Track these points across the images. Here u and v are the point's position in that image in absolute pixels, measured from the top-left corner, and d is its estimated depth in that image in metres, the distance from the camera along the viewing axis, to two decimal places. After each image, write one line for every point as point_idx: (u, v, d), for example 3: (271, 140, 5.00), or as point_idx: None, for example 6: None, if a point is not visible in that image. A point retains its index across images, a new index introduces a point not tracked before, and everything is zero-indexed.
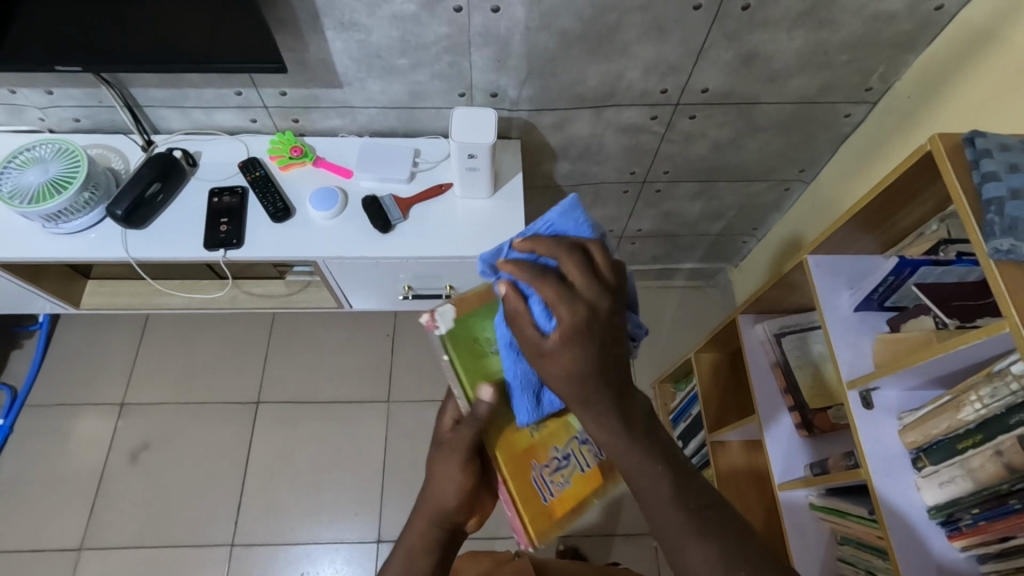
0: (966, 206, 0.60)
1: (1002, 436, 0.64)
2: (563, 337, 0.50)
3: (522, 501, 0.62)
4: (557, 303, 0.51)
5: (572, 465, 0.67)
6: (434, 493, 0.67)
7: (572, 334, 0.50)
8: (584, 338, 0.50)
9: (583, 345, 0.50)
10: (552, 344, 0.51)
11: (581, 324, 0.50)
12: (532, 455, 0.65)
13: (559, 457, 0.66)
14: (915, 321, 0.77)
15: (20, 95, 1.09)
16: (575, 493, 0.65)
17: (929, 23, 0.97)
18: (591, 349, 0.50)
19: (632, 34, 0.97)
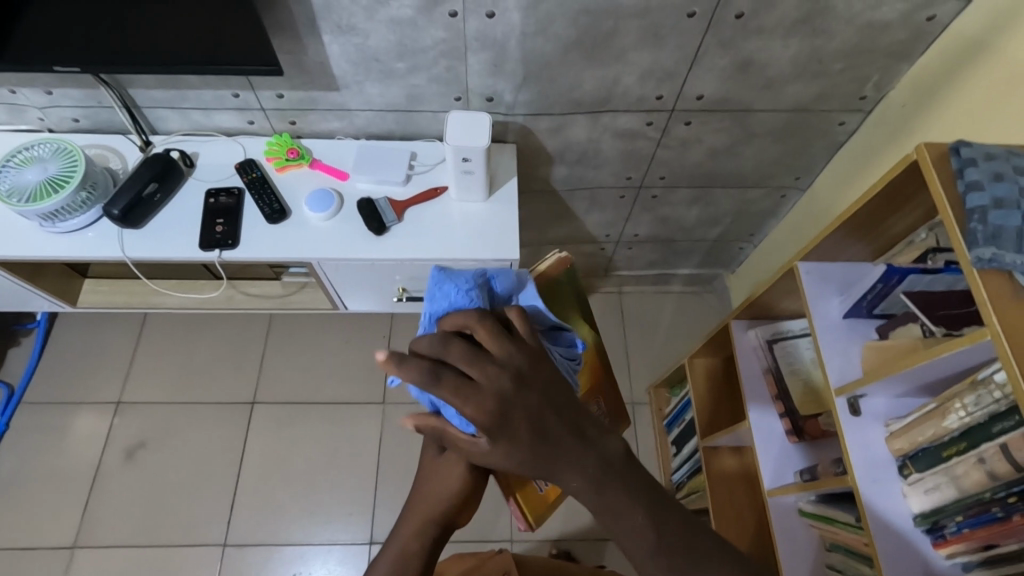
0: (950, 214, 0.61)
1: (985, 444, 0.64)
2: (485, 425, 0.53)
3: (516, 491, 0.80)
4: (466, 374, 0.54)
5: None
6: (440, 491, 0.65)
7: (491, 423, 0.53)
8: (501, 408, 0.54)
9: (510, 418, 0.54)
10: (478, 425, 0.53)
11: (495, 397, 0.54)
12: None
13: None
14: (904, 329, 0.78)
15: (20, 94, 1.10)
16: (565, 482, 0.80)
17: (922, 33, 0.98)
18: (515, 436, 0.54)
19: (627, 41, 0.98)
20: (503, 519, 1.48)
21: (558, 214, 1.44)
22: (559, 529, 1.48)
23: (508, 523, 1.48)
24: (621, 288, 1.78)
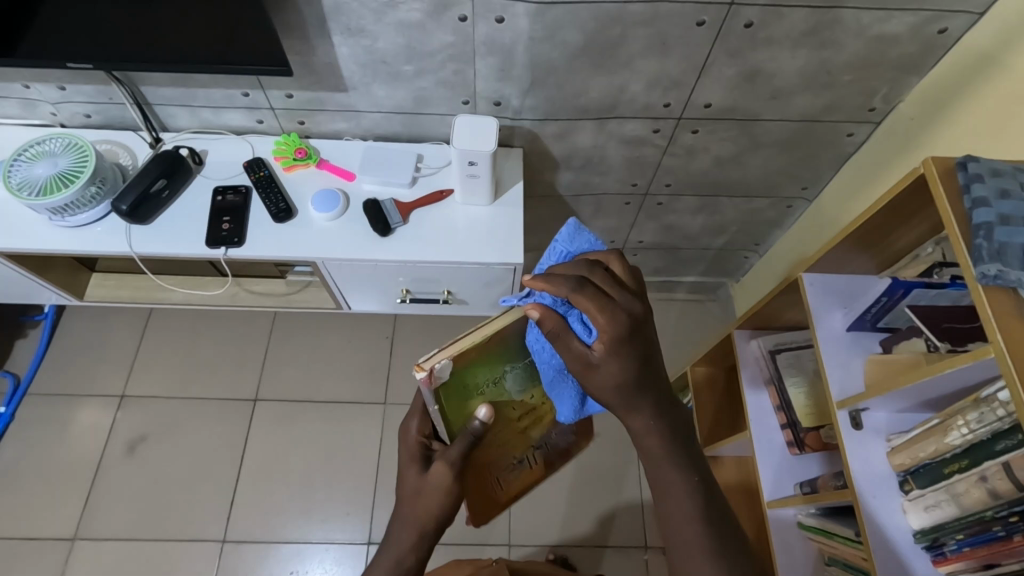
0: (955, 229, 0.60)
1: (987, 462, 0.64)
2: (607, 346, 0.61)
3: (477, 500, 0.77)
4: (599, 319, 0.61)
5: (523, 465, 0.81)
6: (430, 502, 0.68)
7: (613, 348, 0.61)
8: (629, 342, 0.61)
9: (630, 352, 0.61)
10: (599, 353, 0.61)
11: (623, 331, 0.61)
12: (492, 467, 0.77)
13: (513, 462, 0.80)
14: (907, 343, 0.78)
15: (33, 89, 1.11)
16: (518, 485, 0.82)
17: (932, 46, 0.97)
18: (631, 363, 0.61)
19: (635, 48, 0.98)
20: (501, 523, 1.48)
21: (563, 219, 1.44)
22: (557, 535, 1.47)
23: (507, 528, 1.48)
24: None
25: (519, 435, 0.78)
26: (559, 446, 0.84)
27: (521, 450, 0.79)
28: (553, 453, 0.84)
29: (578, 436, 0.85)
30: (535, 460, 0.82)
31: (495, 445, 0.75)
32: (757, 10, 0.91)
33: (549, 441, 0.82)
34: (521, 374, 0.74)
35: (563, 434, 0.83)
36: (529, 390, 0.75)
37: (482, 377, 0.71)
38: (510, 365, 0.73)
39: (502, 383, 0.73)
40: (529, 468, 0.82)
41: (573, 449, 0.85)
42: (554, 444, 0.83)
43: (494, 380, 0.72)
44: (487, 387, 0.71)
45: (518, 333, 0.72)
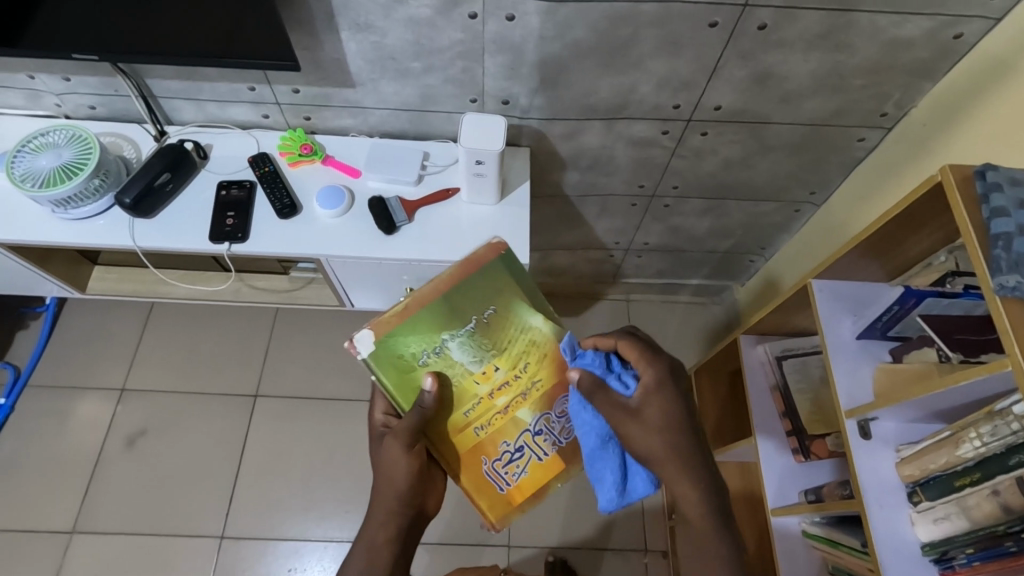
0: (973, 238, 0.60)
1: (1000, 476, 0.63)
2: (649, 390, 0.71)
3: (477, 492, 0.77)
4: (642, 365, 0.72)
5: (526, 455, 0.77)
6: (395, 487, 0.74)
7: (655, 394, 0.71)
8: (669, 389, 0.72)
9: (671, 399, 0.71)
10: (644, 397, 0.71)
11: (666, 379, 0.72)
12: (481, 453, 0.76)
13: (510, 450, 0.77)
14: (918, 352, 0.76)
15: (38, 80, 1.10)
16: (532, 479, 0.78)
17: (947, 51, 0.96)
18: (671, 410, 0.70)
19: (645, 49, 0.97)
20: None
21: (568, 219, 1.43)
22: (556, 537, 1.47)
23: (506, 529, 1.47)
24: (629, 296, 1.76)
25: (501, 418, 0.76)
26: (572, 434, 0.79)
27: (512, 435, 0.77)
28: (568, 441, 0.79)
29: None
30: (543, 450, 0.78)
31: (467, 425, 0.75)
32: (770, 11, 0.90)
33: (554, 428, 0.78)
34: (468, 345, 0.74)
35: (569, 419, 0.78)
36: (484, 358, 0.75)
37: (420, 350, 0.73)
38: (451, 334, 0.74)
39: (447, 352, 0.74)
40: (538, 459, 0.78)
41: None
42: (563, 429, 0.78)
43: (435, 350, 0.73)
44: (429, 359, 0.73)
45: (447, 296, 0.73)
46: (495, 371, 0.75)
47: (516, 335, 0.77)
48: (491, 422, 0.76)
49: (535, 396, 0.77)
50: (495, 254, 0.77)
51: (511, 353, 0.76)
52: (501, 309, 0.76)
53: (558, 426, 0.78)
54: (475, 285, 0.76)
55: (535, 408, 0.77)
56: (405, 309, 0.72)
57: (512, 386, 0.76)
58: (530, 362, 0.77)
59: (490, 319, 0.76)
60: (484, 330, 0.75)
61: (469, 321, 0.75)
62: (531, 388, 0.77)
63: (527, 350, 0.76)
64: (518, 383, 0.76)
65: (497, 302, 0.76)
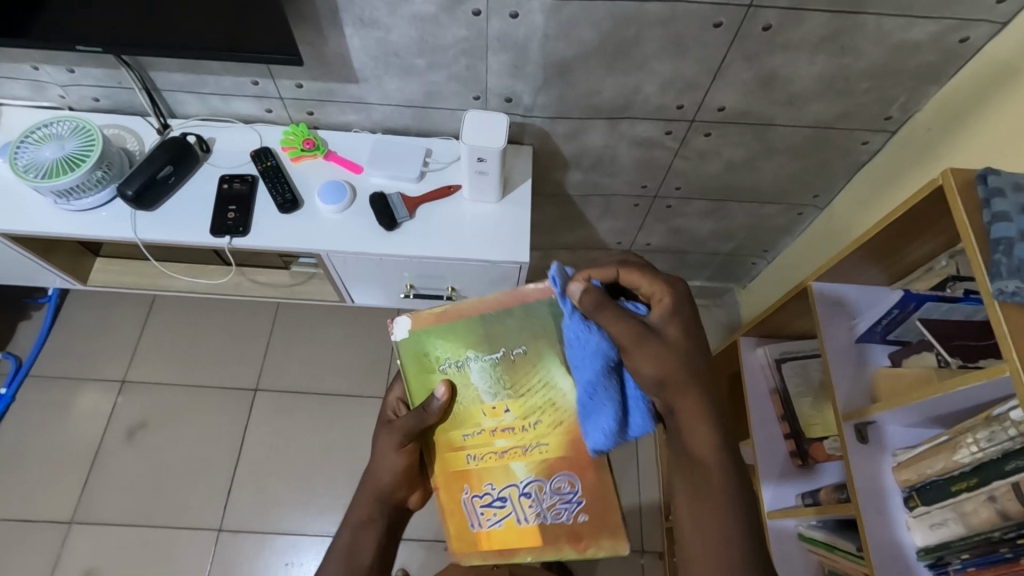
0: (973, 242, 0.59)
1: (996, 481, 0.63)
2: (662, 312, 0.65)
3: (449, 515, 0.73)
4: (651, 286, 0.66)
5: (507, 510, 0.71)
6: (381, 474, 0.76)
7: (670, 317, 0.65)
8: (687, 313, 0.66)
9: (689, 323, 0.65)
10: (659, 317, 0.65)
11: (683, 302, 0.66)
12: (465, 480, 0.72)
13: (493, 495, 0.71)
14: (917, 357, 0.76)
15: (43, 71, 1.10)
16: (504, 535, 0.71)
17: (953, 55, 0.96)
18: (686, 336, 0.65)
19: (650, 49, 0.97)
20: None
21: (570, 219, 1.43)
22: None
23: None
24: None
25: (496, 459, 0.72)
26: (562, 519, 0.70)
27: (500, 481, 0.71)
28: (556, 525, 0.70)
29: (592, 519, 0.70)
30: (525, 515, 0.70)
31: (460, 449, 0.73)
32: (776, 13, 0.90)
33: (546, 502, 0.70)
34: (490, 372, 0.72)
35: (567, 501, 0.70)
36: (499, 393, 0.72)
37: (443, 355, 0.73)
38: (478, 354, 0.72)
39: (467, 369, 0.72)
40: (517, 520, 0.71)
41: (585, 530, 0.70)
42: (553, 511, 0.70)
43: (458, 362, 0.73)
44: (448, 367, 0.73)
45: (489, 323, 0.72)
46: (504, 412, 0.71)
47: (538, 385, 0.71)
48: (485, 456, 0.72)
49: (534, 457, 0.70)
50: (542, 299, 0.72)
51: (527, 403, 0.71)
52: (536, 353, 0.71)
53: (549, 502, 0.70)
54: (519, 320, 0.72)
55: (532, 468, 0.70)
56: (445, 313, 0.73)
57: (516, 435, 0.71)
58: (543, 420, 0.71)
59: (518, 357, 0.72)
60: (509, 366, 0.72)
61: (499, 350, 0.72)
62: (535, 447, 0.71)
63: (542, 406, 0.70)
64: (521, 436, 0.71)
65: (534, 345, 0.71)
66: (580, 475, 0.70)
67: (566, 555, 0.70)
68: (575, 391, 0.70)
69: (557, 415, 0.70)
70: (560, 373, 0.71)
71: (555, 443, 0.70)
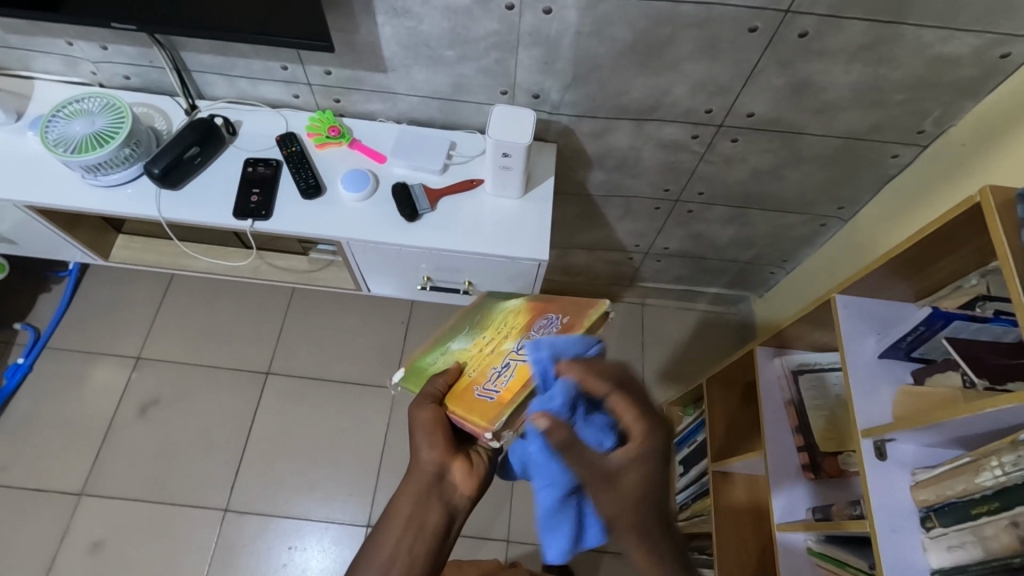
0: (1011, 262, 0.58)
1: (1020, 507, 0.62)
2: (628, 454, 0.62)
3: (470, 412, 0.75)
4: (628, 423, 0.64)
5: (513, 366, 0.77)
6: (419, 442, 0.76)
7: (635, 457, 0.62)
8: (658, 464, 0.62)
9: (651, 473, 0.62)
10: (618, 460, 0.62)
11: (656, 448, 0.63)
12: (472, 386, 0.79)
13: (498, 371, 0.78)
14: (942, 375, 0.74)
15: (77, 47, 1.11)
16: (518, 380, 0.74)
17: (993, 70, 0.94)
18: (644, 480, 0.61)
19: (683, 51, 0.96)
20: (502, 518, 1.47)
21: (590, 218, 1.42)
22: None
23: (506, 523, 1.47)
24: (645, 300, 1.75)
25: (488, 357, 0.83)
26: (550, 331, 0.79)
27: (496, 359, 0.81)
28: (549, 339, 0.77)
29: (572, 315, 0.80)
30: (525, 355, 0.77)
31: (462, 373, 0.83)
32: (814, 19, 0.88)
33: (534, 337, 0.79)
34: (465, 337, 0.91)
35: (547, 326, 0.80)
36: (475, 336, 0.90)
37: (432, 357, 0.90)
38: (454, 339, 0.92)
39: (451, 348, 0.90)
40: (522, 362, 0.76)
41: (570, 323, 0.78)
42: (542, 335, 0.78)
43: (442, 351, 0.90)
44: (438, 360, 0.89)
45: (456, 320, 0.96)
46: (484, 338, 0.88)
47: (498, 313, 0.92)
48: (480, 366, 0.82)
49: (516, 330, 0.83)
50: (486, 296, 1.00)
51: (495, 323, 0.89)
52: (489, 309, 0.95)
53: (536, 334, 0.79)
54: (473, 309, 0.96)
55: (514, 334, 0.83)
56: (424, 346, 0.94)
57: (497, 334, 0.86)
58: (507, 319, 0.88)
59: (480, 318, 0.94)
60: (476, 325, 0.93)
61: (466, 327, 0.93)
62: (511, 324, 0.85)
63: (504, 314, 0.90)
64: (502, 331, 0.86)
65: (485, 307, 0.95)
66: (553, 310, 0.83)
67: (573, 338, 0.75)
68: (519, 296, 0.92)
69: (519, 308, 0.89)
70: (507, 300, 0.94)
71: (525, 314, 0.86)
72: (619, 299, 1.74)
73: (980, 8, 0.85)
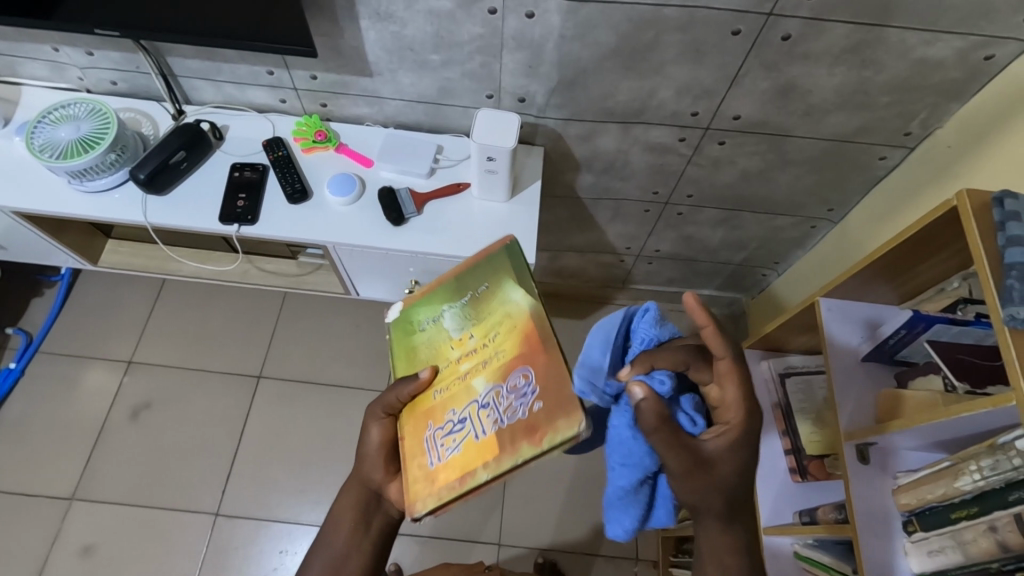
0: (987, 267, 0.58)
1: (997, 512, 0.61)
2: (728, 440, 0.62)
3: (412, 457, 0.69)
4: (728, 408, 0.63)
5: (465, 430, 0.67)
6: (364, 454, 0.76)
7: (732, 440, 0.62)
8: (747, 449, 0.63)
9: (746, 456, 0.63)
10: (715, 446, 0.62)
11: (752, 434, 0.63)
12: (430, 417, 0.70)
13: (454, 421, 0.68)
14: (923, 379, 0.74)
15: (63, 52, 1.11)
16: (462, 459, 0.65)
17: (977, 72, 0.94)
18: (743, 463, 0.62)
19: (667, 55, 0.96)
20: (494, 521, 1.47)
21: (580, 221, 1.42)
22: (548, 539, 1.46)
23: (498, 527, 1.47)
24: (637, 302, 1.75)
25: (460, 383, 0.70)
26: (519, 415, 0.64)
27: (461, 405, 0.69)
28: (512, 426, 0.64)
29: (548, 405, 0.63)
30: (481, 428, 0.65)
31: (429, 387, 0.72)
32: (797, 23, 0.88)
33: (502, 405, 0.65)
34: (459, 314, 0.75)
35: (522, 397, 0.65)
36: (466, 327, 0.74)
37: (422, 317, 0.77)
38: (451, 305, 0.76)
39: (442, 321, 0.76)
40: (474, 437, 0.66)
41: (541, 419, 0.63)
42: (510, 413, 0.64)
43: (434, 318, 0.76)
44: (427, 325, 0.76)
45: (460, 274, 0.78)
46: (469, 340, 0.73)
47: (497, 307, 0.73)
48: (449, 388, 0.71)
49: (495, 367, 0.68)
50: (504, 243, 0.77)
51: (488, 324, 0.72)
52: (495, 285, 0.74)
53: (507, 401, 0.65)
54: (481, 266, 0.77)
55: (490, 377, 0.68)
56: (426, 287, 0.79)
57: (482, 354, 0.70)
58: (501, 332, 0.70)
59: (483, 293, 0.75)
60: (474, 301, 0.75)
61: (467, 295, 0.76)
62: (493, 357, 0.69)
63: (501, 321, 0.71)
64: (487, 349, 0.70)
65: (494, 278, 0.75)
66: (539, 368, 0.66)
67: (527, 453, 0.62)
68: (528, 302, 0.71)
69: (515, 331, 0.69)
70: (513, 290, 0.72)
71: (517, 343, 0.68)
72: (612, 301, 1.74)
73: (962, 11, 0.85)
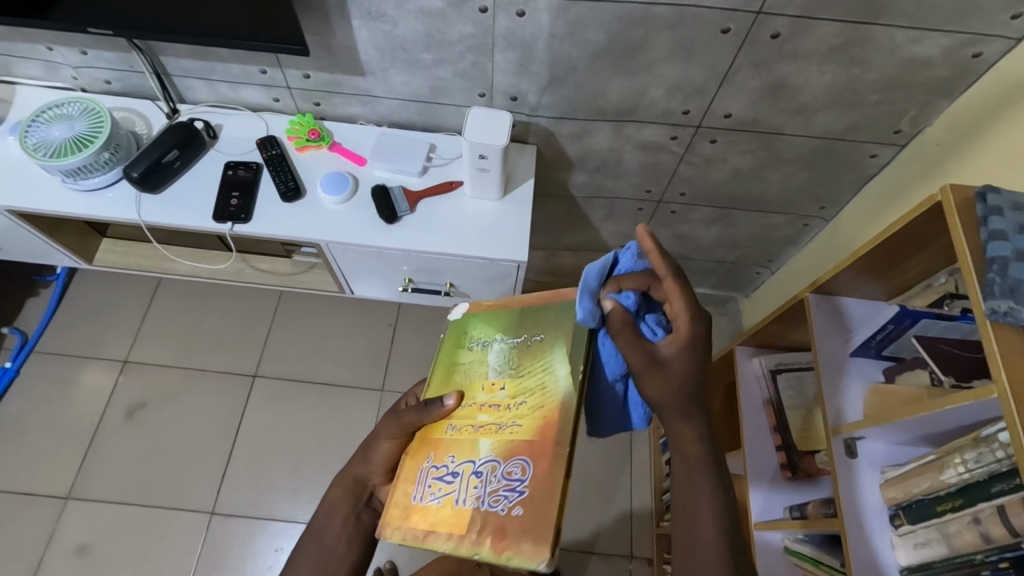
0: (969, 261, 0.59)
1: (982, 504, 0.61)
2: (680, 344, 0.67)
3: (407, 480, 0.69)
4: (678, 316, 0.67)
5: (454, 485, 0.65)
6: (367, 456, 0.77)
7: (682, 345, 0.67)
8: (699, 352, 0.67)
9: (696, 360, 0.67)
10: (668, 351, 0.67)
11: (702, 337, 0.67)
12: (433, 450, 0.70)
13: (449, 468, 0.67)
14: (910, 374, 0.75)
15: (56, 52, 1.12)
16: (437, 513, 0.64)
17: (965, 70, 0.94)
18: (693, 366, 0.66)
19: (657, 53, 0.96)
20: None
21: (574, 220, 1.43)
22: None
23: None
24: None
25: (470, 432, 0.68)
26: (499, 507, 0.61)
27: (457, 457, 0.67)
28: (488, 513, 0.61)
29: (524, 515, 0.59)
30: (465, 494, 0.63)
31: (448, 418, 0.72)
32: (786, 21, 0.89)
33: (489, 485, 0.63)
34: (504, 355, 0.74)
35: (509, 489, 0.61)
36: (504, 372, 0.72)
37: (476, 335, 0.78)
38: (503, 338, 0.76)
39: (489, 349, 0.76)
40: (455, 500, 0.64)
41: (513, 527, 0.59)
42: (492, 501, 0.61)
43: (484, 342, 0.77)
44: (475, 346, 0.77)
45: (527, 312, 0.77)
46: (500, 390, 0.71)
47: (539, 370, 0.70)
48: (462, 428, 0.69)
49: (504, 435, 0.65)
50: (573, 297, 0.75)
51: (522, 383, 0.70)
52: (549, 345, 0.72)
53: (494, 485, 0.62)
54: (547, 316, 0.75)
55: (496, 446, 0.65)
56: (492, 304, 0.81)
57: (502, 413, 0.68)
58: (528, 402, 0.67)
59: (533, 345, 0.73)
60: (523, 351, 0.73)
61: (521, 340, 0.74)
62: (508, 426, 0.66)
63: (534, 389, 0.68)
64: (509, 409, 0.68)
65: (550, 337, 0.72)
66: (539, 463, 0.62)
67: (483, 553, 0.59)
68: (566, 387, 0.66)
69: (536, 414, 0.65)
70: (560, 364, 0.69)
71: (531, 428, 0.64)
72: None
73: (950, 9, 0.85)
